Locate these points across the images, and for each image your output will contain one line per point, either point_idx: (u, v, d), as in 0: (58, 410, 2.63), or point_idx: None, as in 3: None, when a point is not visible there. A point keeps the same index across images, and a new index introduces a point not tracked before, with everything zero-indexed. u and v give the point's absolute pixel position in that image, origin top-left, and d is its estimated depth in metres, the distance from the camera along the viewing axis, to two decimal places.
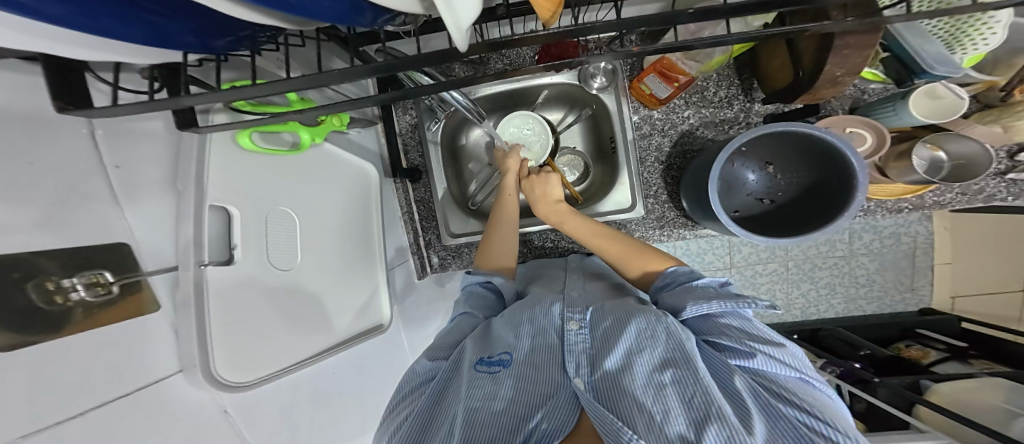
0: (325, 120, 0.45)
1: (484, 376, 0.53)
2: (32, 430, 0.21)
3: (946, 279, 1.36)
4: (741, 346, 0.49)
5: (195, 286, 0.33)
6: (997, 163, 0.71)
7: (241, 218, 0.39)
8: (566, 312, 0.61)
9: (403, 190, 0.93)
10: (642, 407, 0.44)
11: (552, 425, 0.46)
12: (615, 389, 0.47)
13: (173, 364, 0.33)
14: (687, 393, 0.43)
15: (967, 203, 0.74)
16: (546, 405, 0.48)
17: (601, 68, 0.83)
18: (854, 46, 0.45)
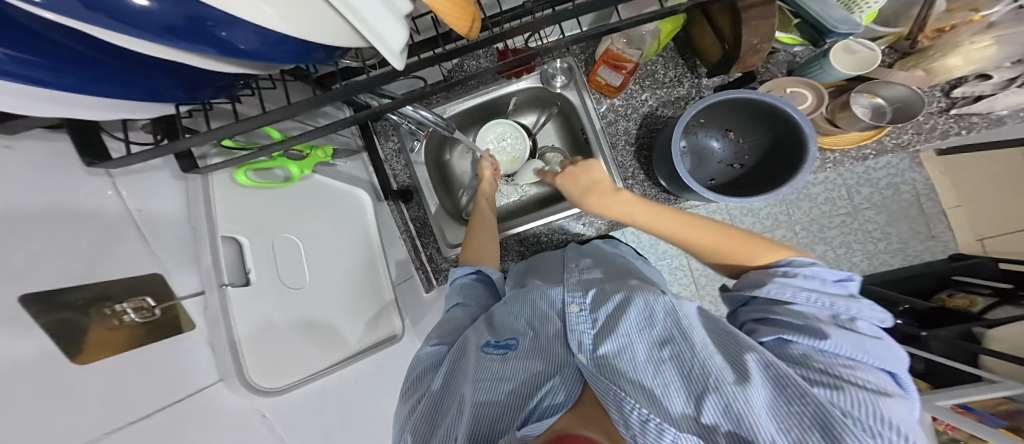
0: (310, 153, 0.53)
1: (489, 359, 0.59)
2: (113, 428, 0.28)
3: (963, 221, 1.38)
4: (808, 333, 0.44)
5: (221, 305, 0.38)
6: (939, 101, 0.76)
7: (251, 245, 0.44)
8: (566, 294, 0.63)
9: (396, 210, 0.99)
10: (642, 381, 0.47)
11: (554, 398, 0.50)
12: (618, 365, 0.49)
13: (213, 374, 0.39)
14: (685, 367, 0.46)
15: (925, 141, 0.77)
16: (547, 382, 0.52)
17: (558, 68, 0.91)
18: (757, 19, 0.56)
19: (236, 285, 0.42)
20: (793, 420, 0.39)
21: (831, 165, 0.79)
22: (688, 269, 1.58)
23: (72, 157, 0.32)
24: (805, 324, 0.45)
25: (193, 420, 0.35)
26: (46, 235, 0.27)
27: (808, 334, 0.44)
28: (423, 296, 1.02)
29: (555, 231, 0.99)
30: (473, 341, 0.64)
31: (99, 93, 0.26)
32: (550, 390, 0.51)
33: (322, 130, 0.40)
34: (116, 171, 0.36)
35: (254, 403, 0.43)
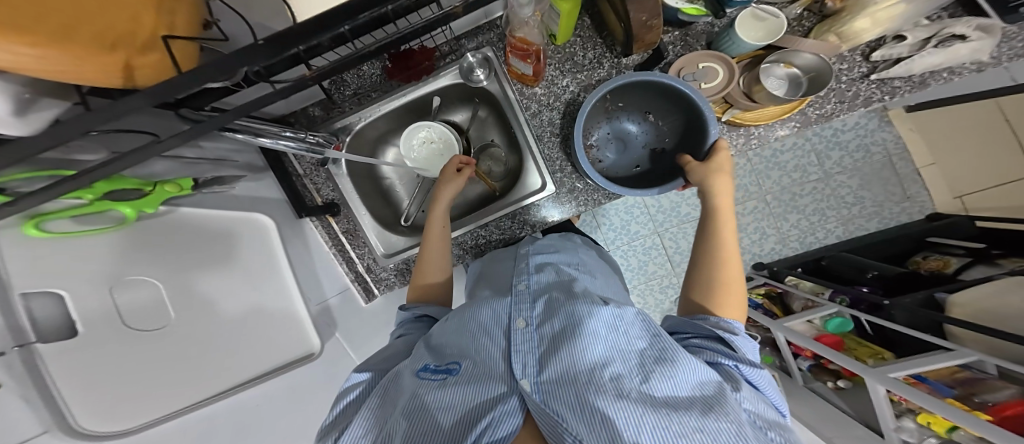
0: (154, 189, 0.49)
1: (428, 383, 0.53)
2: None
3: (936, 179, 1.52)
4: (735, 355, 0.50)
5: (26, 366, 0.35)
6: (859, 67, 0.75)
7: (75, 298, 0.40)
8: (516, 307, 0.64)
9: (321, 225, 0.96)
10: (588, 403, 0.43)
11: (504, 423, 0.46)
12: (560, 386, 0.47)
13: (38, 425, 0.35)
14: (629, 392, 0.44)
15: (850, 110, 0.74)
16: (494, 405, 0.48)
17: (474, 60, 0.86)
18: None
19: (59, 339, 0.39)
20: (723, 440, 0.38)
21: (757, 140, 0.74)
22: (664, 248, 1.56)
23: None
24: (729, 348, 0.51)
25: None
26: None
27: (734, 355, 0.50)
28: (365, 308, 1.01)
29: (493, 230, 0.94)
30: (411, 366, 0.58)
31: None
32: (494, 417, 0.46)
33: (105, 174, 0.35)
34: None
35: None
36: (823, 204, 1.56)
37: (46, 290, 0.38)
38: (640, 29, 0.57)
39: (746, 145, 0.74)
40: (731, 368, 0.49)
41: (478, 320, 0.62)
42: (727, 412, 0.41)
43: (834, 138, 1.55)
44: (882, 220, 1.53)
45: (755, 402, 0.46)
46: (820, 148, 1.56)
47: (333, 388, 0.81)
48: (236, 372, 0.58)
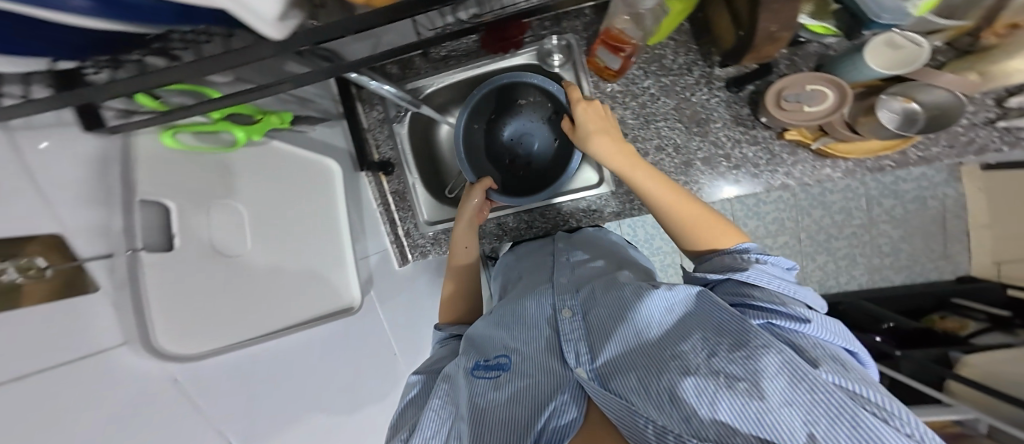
0: (263, 118, 0.49)
1: (487, 381, 0.54)
2: None
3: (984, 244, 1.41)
4: (787, 311, 0.44)
5: (131, 271, 0.36)
6: (987, 110, 0.67)
7: (179, 210, 0.41)
8: (557, 300, 0.63)
9: (375, 183, 0.97)
10: (650, 384, 0.42)
11: (565, 413, 0.47)
12: (620, 372, 0.46)
13: (118, 337, 0.37)
14: (693, 365, 0.41)
15: (959, 156, 0.69)
16: (553, 396, 0.48)
17: (556, 44, 0.81)
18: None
19: (155, 250, 0.39)
20: (822, 416, 0.32)
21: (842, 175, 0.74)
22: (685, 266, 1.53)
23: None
24: (781, 306, 0.44)
25: (82, 384, 0.32)
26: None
27: (790, 313, 0.43)
28: (399, 270, 1.02)
29: (538, 217, 0.94)
30: (461, 364, 0.58)
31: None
32: (554, 408, 0.47)
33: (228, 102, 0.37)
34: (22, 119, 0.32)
35: (165, 367, 0.41)
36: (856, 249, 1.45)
37: (154, 197, 0.39)
38: (763, 40, 0.48)
39: (841, 174, 0.74)
40: (792, 331, 0.43)
41: (518, 313, 0.64)
42: (812, 378, 0.34)
43: (893, 186, 1.42)
44: (908, 276, 1.43)
45: (835, 360, 0.38)
46: (875, 193, 1.43)
47: (371, 342, 0.83)
48: (296, 312, 0.59)
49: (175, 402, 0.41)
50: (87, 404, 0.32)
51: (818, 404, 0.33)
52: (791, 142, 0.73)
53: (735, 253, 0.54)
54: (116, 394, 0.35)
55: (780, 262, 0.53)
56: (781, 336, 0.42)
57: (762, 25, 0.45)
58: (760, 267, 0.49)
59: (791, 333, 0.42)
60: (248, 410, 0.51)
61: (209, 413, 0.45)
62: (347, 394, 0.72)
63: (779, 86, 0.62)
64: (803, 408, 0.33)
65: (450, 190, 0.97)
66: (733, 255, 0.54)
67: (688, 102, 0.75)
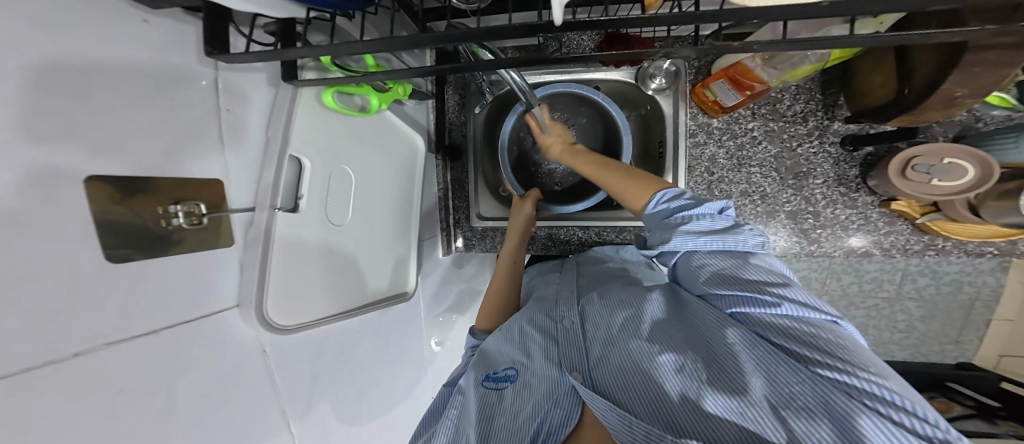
0: (392, 88, 0.49)
1: (492, 394, 0.52)
2: (86, 348, 0.23)
3: None
4: (756, 295, 0.40)
5: (266, 225, 0.35)
6: None
7: (311, 170, 0.41)
8: (557, 314, 0.60)
9: (440, 168, 0.90)
10: (636, 383, 0.42)
11: (559, 413, 0.45)
12: (612, 375, 0.45)
13: (232, 299, 0.34)
14: (682, 363, 0.41)
15: None
16: (547, 404, 0.46)
17: (664, 68, 0.73)
18: (990, 64, 0.38)
19: (284, 209, 0.39)
20: (800, 409, 0.32)
21: (936, 251, 0.72)
22: None
23: (195, 40, 0.30)
24: (746, 288, 0.41)
25: (197, 343, 0.31)
26: (133, 113, 0.25)
27: (760, 298, 0.40)
28: (443, 259, 0.96)
29: (594, 234, 0.87)
30: (471, 378, 0.56)
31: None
32: (547, 411, 0.46)
33: (413, 72, 0.34)
34: (223, 65, 0.33)
35: (259, 336, 0.37)
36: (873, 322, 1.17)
37: (296, 155, 0.39)
38: (938, 104, 0.45)
39: (933, 254, 0.72)
40: (775, 317, 0.39)
41: (523, 330, 0.59)
42: (786, 372, 0.35)
43: (935, 264, 1.08)
44: (911, 354, 1.17)
45: (822, 345, 0.35)
46: (913, 269, 1.10)
47: (412, 335, 0.77)
48: (360, 294, 0.56)
49: (260, 377, 0.38)
50: (196, 367, 0.31)
51: (794, 397, 0.33)
52: (891, 211, 0.71)
53: (662, 215, 0.49)
54: (220, 359, 0.33)
55: (711, 208, 0.47)
56: (762, 325, 0.40)
57: (944, 89, 0.42)
58: (680, 233, 0.45)
59: (776, 320, 0.39)
60: (312, 382, 0.46)
61: (283, 394, 0.41)
62: (383, 390, 0.66)
63: (910, 153, 0.59)
64: (780, 400, 0.33)
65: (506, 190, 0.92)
66: (659, 215, 0.49)
67: (791, 152, 0.72)
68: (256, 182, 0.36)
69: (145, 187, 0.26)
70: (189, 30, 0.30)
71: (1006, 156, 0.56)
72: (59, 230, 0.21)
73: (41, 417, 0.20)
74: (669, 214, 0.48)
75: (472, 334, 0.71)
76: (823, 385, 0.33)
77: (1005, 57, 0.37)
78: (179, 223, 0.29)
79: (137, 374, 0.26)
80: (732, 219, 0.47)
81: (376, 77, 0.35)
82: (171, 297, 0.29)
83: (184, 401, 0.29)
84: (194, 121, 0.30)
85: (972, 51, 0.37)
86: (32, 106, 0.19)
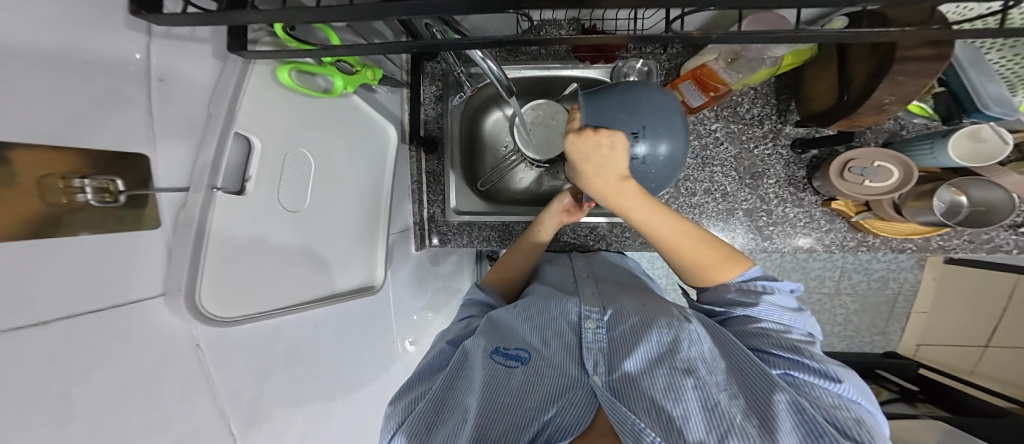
0: (359, 71, 0.47)
1: (501, 370, 0.49)
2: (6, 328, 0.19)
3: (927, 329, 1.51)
4: (812, 363, 0.45)
5: (202, 206, 0.32)
6: (1016, 215, 0.76)
7: (262, 151, 0.38)
8: (582, 308, 0.58)
9: (415, 159, 0.88)
10: (660, 406, 0.41)
11: (568, 417, 0.43)
12: (635, 390, 0.44)
13: (157, 286, 0.30)
14: (713, 399, 0.41)
15: (972, 251, 0.79)
16: (560, 396, 0.45)
17: (637, 68, 0.74)
18: (912, 74, 0.43)
19: (228, 191, 0.35)
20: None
21: (867, 247, 0.80)
22: None
23: None
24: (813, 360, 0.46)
25: (109, 336, 0.26)
26: (54, 67, 0.21)
27: (819, 370, 0.45)
28: (414, 254, 0.93)
29: (568, 230, 0.88)
30: (479, 345, 0.53)
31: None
32: (561, 409, 0.44)
33: (381, 49, 0.33)
34: (158, 29, 0.28)
35: (194, 329, 0.34)
36: (818, 317, 1.27)
37: (244, 133, 0.36)
38: (869, 110, 0.49)
39: (865, 249, 0.80)
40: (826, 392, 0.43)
41: (543, 316, 0.57)
42: None
43: (867, 262, 1.20)
44: (851, 346, 1.29)
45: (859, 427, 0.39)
46: (850, 266, 1.22)
47: (378, 330, 0.74)
48: (319, 286, 0.53)
49: (193, 374, 0.34)
50: (111, 366, 0.26)
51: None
52: (832, 210, 0.78)
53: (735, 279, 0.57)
54: (135, 361, 0.28)
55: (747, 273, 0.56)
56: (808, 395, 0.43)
57: (875, 96, 0.46)
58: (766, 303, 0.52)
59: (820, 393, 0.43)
60: (257, 389, 0.42)
61: (224, 394, 0.37)
62: (345, 389, 0.63)
63: (847, 156, 0.66)
64: None
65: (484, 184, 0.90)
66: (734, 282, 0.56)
67: (749, 154, 0.77)
68: (197, 159, 0.32)
69: (51, 159, 0.21)
70: None
71: (923, 162, 0.63)
72: None
73: None
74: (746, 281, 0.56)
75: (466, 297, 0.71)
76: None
77: (927, 69, 0.42)
78: (86, 199, 0.24)
79: (41, 384, 0.21)
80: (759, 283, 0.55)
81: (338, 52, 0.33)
82: (82, 285, 0.24)
83: (89, 409, 0.24)
84: (121, 85, 0.25)
85: (898, 61, 0.42)
86: None
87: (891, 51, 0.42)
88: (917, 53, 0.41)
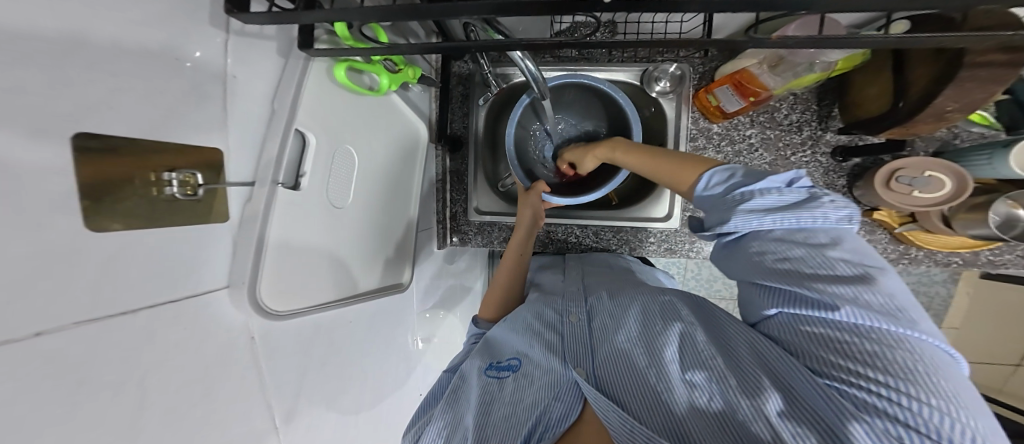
0: (402, 70, 0.47)
1: (493, 384, 0.50)
2: (85, 319, 0.22)
3: None
4: (801, 291, 0.36)
5: (265, 202, 0.34)
6: None
7: (315, 148, 0.39)
8: (564, 308, 0.58)
9: (440, 159, 0.87)
10: (631, 375, 0.43)
11: (558, 409, 0.44)
12: (615, 367, 0.45)
13: (222, 278, 0.33)
14: (695, 361, 0.41)
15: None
16: (548, 397, 0.45)
17: (670, 71, 0.72)
18: (982, 80, 0.40)
19: (285, 187, 0.37)
20: (804, 424, 0.32)
21: (909, 260, 0.76)
22: None
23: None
24: (795, 281, 0.36)
25: (180, 327, 0.29)
26: (138, 73, 0.23)
27: (810, 298, 0.35)
28: (436, 253, 0.93)
29: (591, 234, 0.87)
30: (475, 363, 0.54)
31: None
32: (548, 405, 0.44)
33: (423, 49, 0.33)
34: (234, 29, 0.31)
35: (249, 323, 0.36)
36: None
37: (301, 129, 0.37)
38: (929, 117, 0.47)
39: (908, 262, 0.76)
40: (825, 324, 0.35)
41: (528, 319, 0.58)
42: (810, 387, 0.33)
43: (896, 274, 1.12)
44: None
45: (871, 365, 0.32)
46: None
47: (401, 328, 0.75)
48: (353, 283, 0.54)
49: (245, 363, 0.36)
50: (180, 349, 0.29)
51: (808, 412, 0.33)
52: (873, 220, 0.74)
53: (715, 197, 0.46)
54: (203, 347, 0.31)
55: (779, 181, 0.42)
56: (799, 334, 0.36)
57: (937, 103, 0.44)
58: (742, 211, 0.41)
59: (833, 330, 0.34)
60: (298, 382, 0.44)
61: (269, 384, 0.39)
62: (370, 387, 0.64)
63: (895, 166, 0.62)
64: (791, 413, 0.33)
65: (504, 185, 0.89)
66: (716, 196, 0.46)
67: (784, 161, 0.74)
68: (259, 157, 0.34)
69: (139, 151, 0.24)
70: None
71: (979, 171, 0.60)
72: (66, 187, 0.19)
73: (44, 390, 0.19)
74: (724, 193, 0.45)
75: (476, 322, 0.70)
76: (841, 399, 0.31)
77: (999, 74, 0.39)
78: (172, 192, 0.27)
79: (115, 361, 0.24)
80: (808, 192, 0.41)
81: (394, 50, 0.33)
82: (158, 275, 0.27)
83: (164, 393, 0.27)
84: (199, 84, 0.28)
85: (968, 67, 0.39)
86: (49, 66, 0.18)
87: (959, 56, 0.40)
88: (990, 57, 0.38)
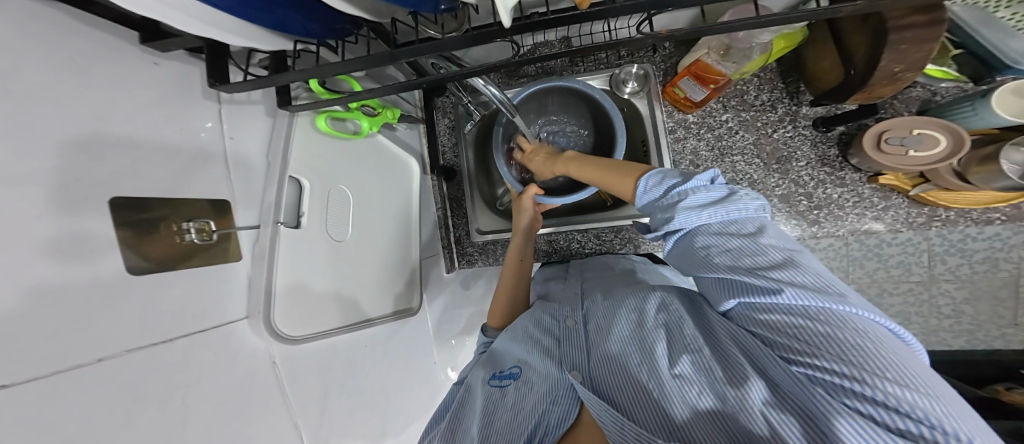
0: (381, 113, 0.54)
1: (496, 393, 0.52)
2: (135, 346, 0.27)
3: None
4: (748, 280, 0.36)
5: (270, 239, 0.40)
6: None
7: (310, 190, 0.46)
8: (561, 314, 0.60)
9: (437, 188, 0.94)
10: (621, 375, 0.42)
11: (557, 412, 0.44)
12: (609, 370, 0.44)
13: (241, 310, 0.38)
14: (682, 354, 0.40)
15: None
16: (546, 403, 0.45)
17: (633, 73, 0.75)
18: (915, 40, 0.41)
19: (287, 225, 0.43)
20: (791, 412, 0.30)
21: (941, 222, 0.70)
22: None
23: (200, 79, 0.36)
24: (740, 271, 0.37)
25: (209, 353, 0.34)
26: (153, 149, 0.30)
27: (756, 285, 0.35)
28: (447, 277, 0.96)
29: (592, 237, 0.88)
30: (478, 376, 0.56)
31: (278, 27, 0.32)
32: (546, 410, 0.45)
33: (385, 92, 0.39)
34: (226, 101, 0.38)
35: (270, 348, 0.41)
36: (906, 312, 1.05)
37: (295, 176, 0.44)
38: (882, 80, 0.46)
39: (941, 224, 0.70)
40: (776, 309, 0.35)
41: (527, 328, 0.60)
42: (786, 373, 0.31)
43: None
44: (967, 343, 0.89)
45: (825, 345, 0.30)
46: None
47: (418, 349, 0.78)
48: (364, 308, 0.59)
49: (269, 386, 0.41)
50: (211, 372, 0.34)
51: (792, 400, 0.31)
52: (883, 186, 0.70)
53: (656, 200, 0.46)
54: (232, 370, 0.36)
55: (704, 179, 0.44)
56: (759, 322, 0.36)
57: (881, 67, 0.44)
58: (682, 210, 0.42)
59: (790, 314, 0.33)
60: (320, 405, 0.49)
61: (294, 406, 0.44)
62: (394, 409, 0.67)
63: (881, 128, 0.60)
64: (779, 403, 0.31)
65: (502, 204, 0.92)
66: (657, 197, 0.46)
67: (768, 139, 0.73)
68: (261, 203, 0.41)
69: (162, 209, 0.30)
70: (197, 73, 0.36)
71: (969, 123, 0.57)
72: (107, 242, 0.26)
73: (103, 398, 0.25)
74: (663, 196, 0.45)
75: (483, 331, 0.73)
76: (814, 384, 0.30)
77: (929, 30, 0.40)
78: (191, 238, 0.33)
79: (158, 382, 0.29)
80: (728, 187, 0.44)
81: (364, 95, 0.40)
82: (189, 309, 0.33)
83: (200, 412, 0.32)
84: (203, 149, 0.35)
85: (894, 30, 0.40)
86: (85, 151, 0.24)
87: (881, 23, 0.41)
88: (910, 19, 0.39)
